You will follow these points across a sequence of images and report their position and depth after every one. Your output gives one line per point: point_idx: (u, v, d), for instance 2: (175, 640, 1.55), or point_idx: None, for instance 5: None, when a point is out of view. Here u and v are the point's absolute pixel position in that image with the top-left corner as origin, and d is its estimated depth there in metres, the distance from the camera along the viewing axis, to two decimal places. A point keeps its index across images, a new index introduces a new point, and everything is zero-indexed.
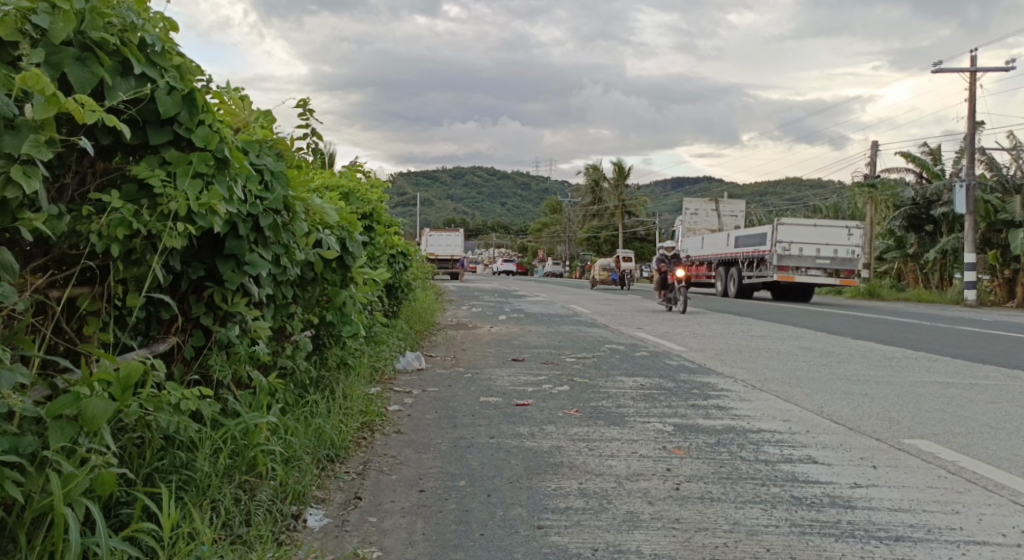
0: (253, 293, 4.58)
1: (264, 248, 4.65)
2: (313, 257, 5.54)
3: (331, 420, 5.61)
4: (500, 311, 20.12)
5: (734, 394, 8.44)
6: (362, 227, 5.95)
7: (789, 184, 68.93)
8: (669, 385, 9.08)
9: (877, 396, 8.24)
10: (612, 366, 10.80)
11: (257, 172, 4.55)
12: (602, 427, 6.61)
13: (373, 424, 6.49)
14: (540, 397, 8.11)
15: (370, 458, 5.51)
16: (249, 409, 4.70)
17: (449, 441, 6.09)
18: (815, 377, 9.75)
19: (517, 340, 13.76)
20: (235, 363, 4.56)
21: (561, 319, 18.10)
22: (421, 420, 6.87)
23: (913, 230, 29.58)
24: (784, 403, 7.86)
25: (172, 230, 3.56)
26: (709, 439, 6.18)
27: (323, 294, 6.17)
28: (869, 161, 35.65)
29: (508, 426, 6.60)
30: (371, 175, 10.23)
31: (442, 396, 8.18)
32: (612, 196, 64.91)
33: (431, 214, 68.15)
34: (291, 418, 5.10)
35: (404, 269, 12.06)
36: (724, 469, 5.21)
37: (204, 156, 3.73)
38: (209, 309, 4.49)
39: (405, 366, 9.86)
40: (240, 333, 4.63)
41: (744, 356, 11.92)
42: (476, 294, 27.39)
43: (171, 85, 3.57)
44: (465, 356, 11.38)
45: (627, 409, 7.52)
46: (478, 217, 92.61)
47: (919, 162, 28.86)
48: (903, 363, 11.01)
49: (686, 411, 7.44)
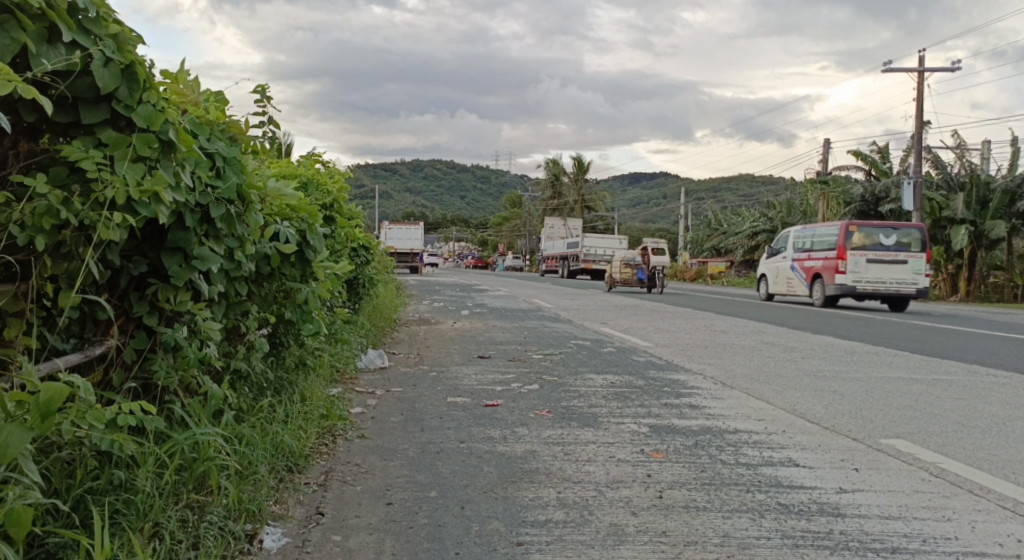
0: (202, 289, 4.25)
1: (215, 241, 4.32)
2: (268, 251, 5.21)
3: (288, 428, 5.28)
4: (461, 305, 19.78)
5: (704, 391, 8.20)
6: (323, 219, 5.62)
7: (743, 180, 69.30)
8: (640, 382, 8.83)
9: (849, 393, 8.06)
10: (579, 363, 10.53)
11: (208, 158, 4.22)
12: (576, 430, 6.32)
13: (334, 428, 6.14)
14: (510, 397, 7.80)
15: (332, 466, 5.18)
16: (198, 418, 4.37)
17: (417, 446, 5.76)
18: (783, 373, 9.57)
19: (481, 336, 13.41)
20: (184, 366, 4.22)
21: (523, 314, 17.81)
22: (385, 423, 6.53)
23: (863, 225, 29.50)
24: (756, 401, 7.64)
25: (109, 222, 3.26)
26: (687, 441, 5.90)
27: (280, 291, 5.83)
28: (823, 157, 35.75)
29: (478, 430, 6.28)
30: (331, 166, 9.85)
31: (407, 396, 7.84)
32: (570, 191, 64.90)
33: (390, 208, 67.48)
34: (246, 427, 4.77)
35: (365, 264, 11.71)
36: (705, 474, 4.93)
37: (146, 138, 3.40)
38: (153, 309, 4.16)
39: (367, 365, 9.51)
40: (188, 335, 4.30)
41: (710, 352, 11.73)
42: (437, 289, 27.01)
43: (107, 57, 3.26)
44: (428, 354, 11.06)
45: (599, 409, 7.25)
46: (436, 211, 91.86)
47: (869, 159, 28.97)
48: (866, 359, 10.88)
49: (659, 411, 7.17)
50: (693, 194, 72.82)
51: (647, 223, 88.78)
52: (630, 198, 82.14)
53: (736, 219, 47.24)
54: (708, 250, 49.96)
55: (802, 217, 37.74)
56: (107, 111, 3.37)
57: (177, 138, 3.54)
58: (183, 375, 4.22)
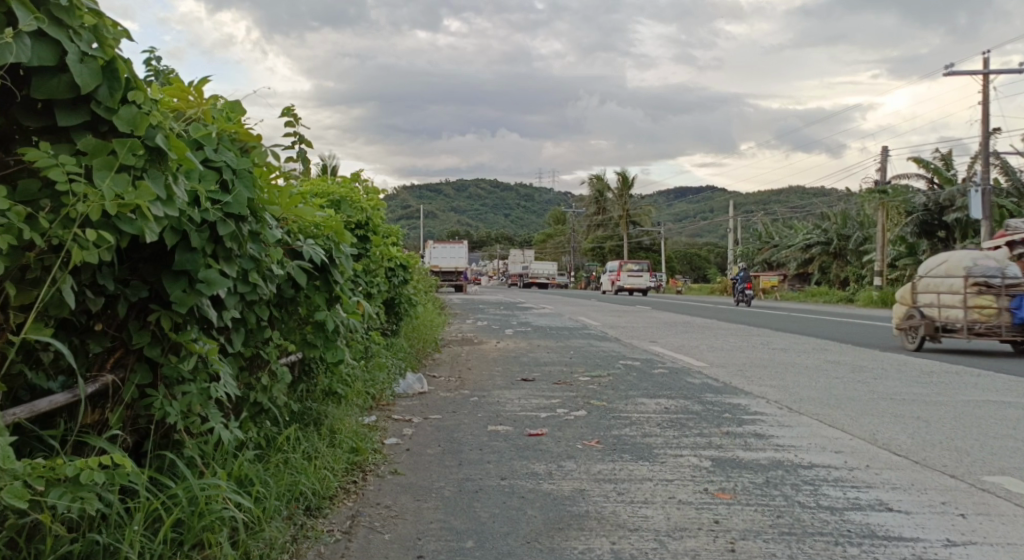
0: (211, 317, 3.76)
1: (227, 263, 3.82)
2: (291, 272, 4.71)
3: (313, 469, 4.75)
4: (506, 324, 19.20)
5: (770, 418, 7.53)
6: (350, 237, 5.13)
7: (794, 194, 68.06)
8: (697, 407, 8.20)
9: (934, 420, 7.32)
10: (630, 385, 9.89)
11: (214, 169, 3.73)
12: (630, 464, 5.73)
13: (364, 464, 5.60)
14: (556, 425, 7.22)
15: (360, 510, 4.64)
16: (204, 462, 3.86)
17: (453, 484, 5.22)
18: (855, 396, 8.85)
19: (526, 357, 12.82)
20: (188, 405, 3.70)
21: (570, 332, 17.21)
22: (420, 457, 5.98)
23: (925, 236, 28.59)
24: (830, 429, 6.97)
25: (82, 240, 2.80)
26: (757, 478, 5.28)
27: (305, 316, 5.34)
28: (880, 166, 34.62)
29: (522, 465, 5.71)
30: (369, 182, 9.38)
31: (446, 425, 7.29)
32: (616, 206, 64.23)
33: (434, 226, 67.17)
34: (260, 469, 4.25)
35: (404, 283, 11.22)
36: (781, 520, 4.36)
37: (131, 144, 2.88)
38: (157, 340, 3.67)
39: (406, 391, 8.97)
40: (195, 368, 3.80)
41: (770, 372, 11.02)
42: (481, 307, 26.42)
43: (83, 53, 2.76)
44: (470, 377, 10.52)
45: (654, 439, 6.64)
46: (481, 229, 91.64)
47: (930, 166, 27.79)
48: (944, 379, 10.08)
49: (721, 441, 6.55)
50: (743, 208, 71.55)
51: (695, 237, 87.47)
52: (676, 212, 81.01)
53: (787, 232, 46.01)
54: (758, 264, 48.93)
55: (857, 229, 36.56)
56: (83, 113, 2.87)
57: (168, 145, 3.04)
58: (190, 414, 3.70)
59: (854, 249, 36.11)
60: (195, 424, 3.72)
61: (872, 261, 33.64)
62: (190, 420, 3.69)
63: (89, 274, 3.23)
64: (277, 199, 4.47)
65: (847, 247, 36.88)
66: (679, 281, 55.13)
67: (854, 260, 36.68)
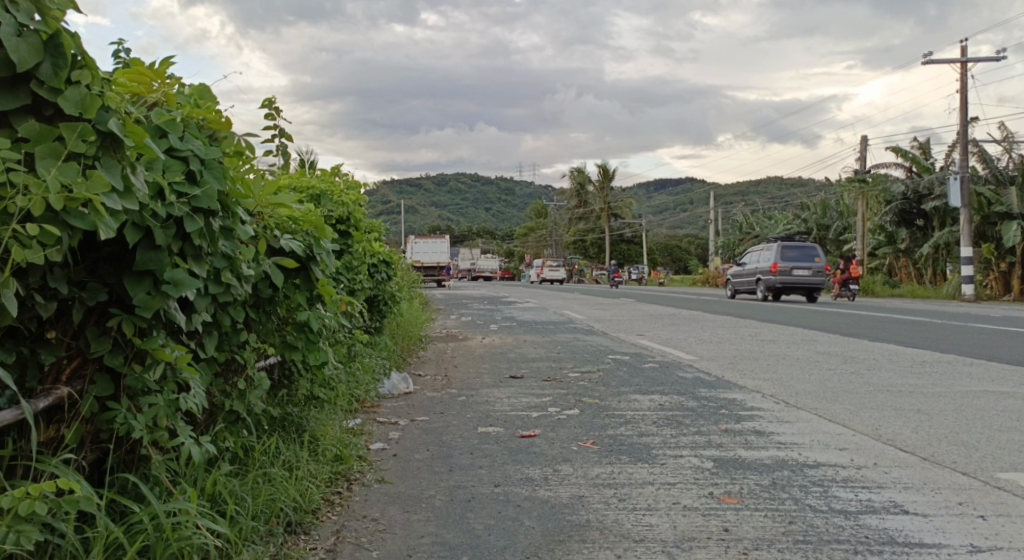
0: (178, 322, 3.46)
1: (196, 263, 3.51)
2: (267, 270, 4.40)
3: (294, 482, 4.46)
4: (490, 319, 18.90)
5: (768, 414, 7.29)
6: (330, 232, 4.81)
7: (771, 184, 68.18)
8: (692, 403, 7.95)
9: (937, 414, 7.10)
10: (622, 381, 9.63)
11: (180, 158, 3.40)
12: (628, 466, 5.47)
13: (349, 473, 5.30)
14: (548, 426, 6.94)
15: (346, 524, 4.35)
16: (172, 479, 3.56)
17: (444, 493, 4.93)
18: (850, 390, 8.62)
19: (512, 353, 12.53)
20: (154, 421, 3.39)
21: (555, 327, 16.94)
22: (408, 463, 5.69)
23: (905, 224, 28.55)
24: (830, 425, 6.73)
25: (24, 238, 2.51)
26: (763, 480, 5.02)
27: (283, 316, 5.02)
28: (861, 155, 34.50)
29: (515, 469, 5.44)
30: (349, 178, 9.05)
31: (434, 427, 7.00)
32: (597, 199, 63.98)
33: (415, 221, 66.65)
34: (236, 485, 3.96)
35: (387, 279, 10.90)
36: (794, 527, 4.11)
37: (81, 129, 2.59)
38: (119, 347, 3.35)
39: (391, 391, 8.67)
40: (161, 379, 3.50)
41: (761, 365, 10.79)
42: (465, 303, 26.07)
43: (23, 25, 2.50)
44: (456, 375, 10.23)
45: (651, 439, 6.38)
46: (462, 224, 91.22)
47: (910, 154, 27.67)
48: (938, 369, 9.89)
49: (720, 440, 6.29)
50: (722, 198, 71.51)
51: (676, 228, 87.50)
52: (656, 204, 81.02)
53: (768, 222, 45.93)
54: (739, 255, 48.86)
55: (838, 218, 36.52)
56: (25, 95, 2.60)
57: (125, 131, 2.75)
58: (156, 429, 3.39)
59: (834, 239, 36.04)
60: (163, 438, 3.41)
61: (853, 250, 33.54)
62: (157, 434, 3.38)
63: (38, 277, 2.92)
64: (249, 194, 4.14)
65: (828, 236, 36.80)
66: (661, 272, 54.98)
67: (835, 249, 36.58)
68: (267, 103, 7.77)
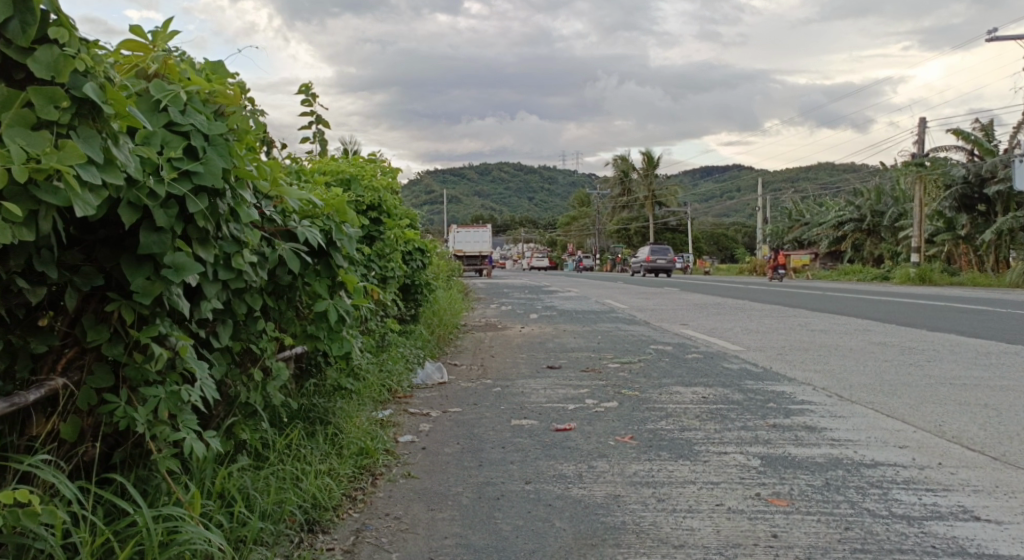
0: (183, 310, 3.19)
1: (202, 247, 3.23)
2: (283, 255, 4.13)
3: (312, 478, 4.19)
4: (531, 308, 18.55)
5: (819, 408, 6.91)
6: (353, 215, 4.49)
7: (821, 171, 66.92)
8: (739, 396, 7.59)
9: (1006, 409, 6.68)
10: (664, 372, 9.29)
11: (182, 131, 3.09)
12: (668, 463, 5.15)
13: (375, 467, 5.01)
14: (585, 419, 6.63)
15: (366, 522, 4.09)
16: (176, 478, 3.33)
17: (472, 489, 4.65)
18: (911, 382, 8.21)
19: (551, 343, 12.22)
20: (154, 419, 3.11)
21: (597, 316, 16.56)
22: (437, 457, 5.40)
23: (964, 210, 27.68)
24: (889, 420, 6.35)
25: None
26: (815, 480, 4.70)
27: (304, 304, 4.73)
28: (917, 138, 33.49)
29: (548, 465, 5.15)
30: (384, 162, 8.78)
31: (466, 420, 6.71)
32: (641, 187, 63.29)
33: (458, 209, 66.43)
34: (245, 483, 3.71)
35: (422, 266, 10.63)
36: (851, 533, 3.85)
37: (52, 92, 2.45)
38: (118, 336, 3.09)
39: (424, 381, 8.40)
40: (164, 370, 3.24)
41: (813, 356, 10.37)
42: (506, 292, 25.74)
43: None
44: (493, 364, 9.96)
45: (694, 433, 6.05)
46: (505, 212, 90.85)
47: (971, 138, 26.73)
48: (1005, 360, 9.40)
49: (768, 436, 5.93)
50: (771, 185, 70.28)
51: (722, 216, 86.33)
52: (703, 192, 80.06)
53: (819, 209, 44.97)
54: (789, 242, 47.92)
55: (891, 205, 35.52)
56: None
57: (104, 97, 2.58)
58: (158, 424, 3.12)
59: (888, 226, 35.11)
60: (165, 433, 3.13)
61: (908, 237, 32.60)
62: (159, 430, 3.11)
63: (23, 259, 2.69)
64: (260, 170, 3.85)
65: (881, 223, 35.86)
66: (707, 260, 54.20)
67: (889, 236, 35.65)
68: (300, 87, 7.54)
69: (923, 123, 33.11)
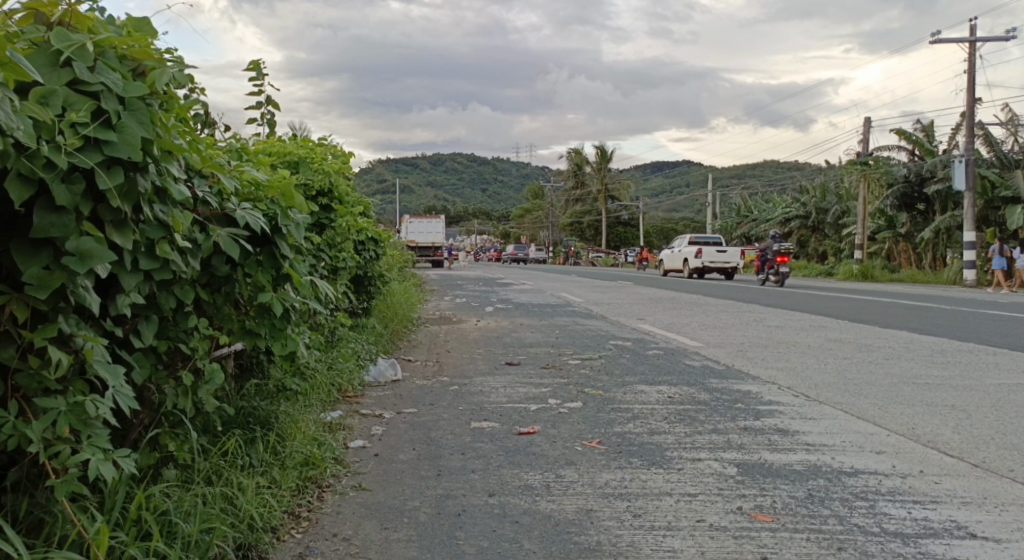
0: (92, 307, 2.85)
1: (117, 230, 2.96)
2: (217, 243, 3.70)
3: (249, 495, 3.81)
4: (485, 301, 18.13)
5: (788, 410, 6.62)
6: (300, 199, 4.05)
7: (768, 167, 67.47)
8: (704, 396, 7.29)
9: (975, 411, 6.45)
10: (625, 370, 8.96)
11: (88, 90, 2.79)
12: (641, 472, 4.81)
13: (321, 478, 4.58)
14: (547, 421, 6.27)
15: (310, 546, 3.70)
16: (76, 503, 2.93)
17: (430, 504, 4.26)
18: (872, 381, 7.98)
19: (508, 337, 11.86)
20: (52, 436, 2.71)
21: (552, 310, 16.22)
22: (391, 465, 4.99)
23: (905, 209, 27.89)
24: (860, 423, 6.08)
25: None
26: (797, 492, 4.37)
27: (244, 297, 4.28)
28: (864, 136, 33.71)
29: (512, 474, 4.77)
30: (334, 145, 8.31)
31: (422, 422, 6.30)
32: (594, 180, 63.21)
33: (410, 200, 65.70)
34: (164, 507, 3.33)
35: (376, 257, 10.16)
36: (843, 555, 3.55)
37: None
38: (9, 339, 2.73)
39: (377, 378, 7.97)
40: (67, 379, 2.86)
41: (773, 353, 10.15)
42: (460, 284, 25.22)
43: None
44: (449, 360, 9.55)
45: (662, 437, 5.73)
46: (457, 204, 89.99)
47: (913, 137, 26.83)
48: (961, 359, 9.24)
49: (741, 440, 5.62)
50: (720, 181, 70.63)
51: (672, 211, 86.87)
52: (654, 187, 80.45)
53: (767, 206, 45.29)
54: (737, 238, 48.16)
55: (837, 202, 35.81)
56: None
57: None
58: (54, 441, 2.72)
59: (834, 223, 35.40)
60: (64, 454, 2.72)
61: (853, 234, 32.86)
62: (55, 449, 2.70)
63: None
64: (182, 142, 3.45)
65: (826, 220, 36.17)
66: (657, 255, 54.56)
67: (834, 233, 36.01)
68: (249, 64, 7.05)
69: (870, 120, 33.32)
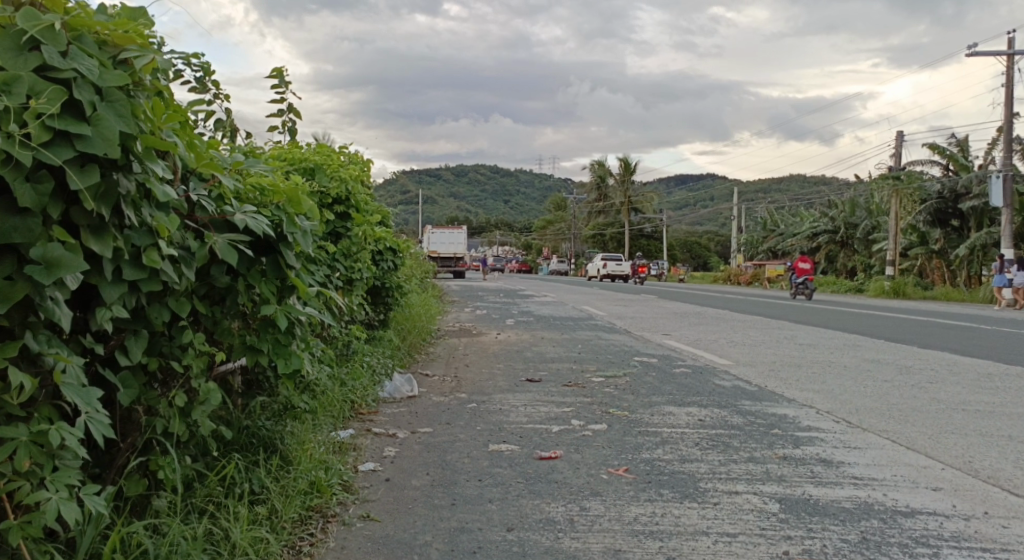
0: (64, 325, 2.54)
1: (95, 238, 2.65)
2: (213, 250, 3.34)
3: (244, 529, 3.45)
4: (507, 314, 17.75)
5: (830, 437, 6.19)
6: (307, 204, 3.68)
7: (794, 181, 66.80)
8: (737, 420, 6.87)
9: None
10: (652, 389, 8.54)
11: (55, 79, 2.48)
12: (674, 506, 4.41)
13: (326, 506, 4.20)
14: (571, 445, 5.88)
15: None
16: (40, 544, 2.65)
17: (443, 539, 3.88)
18: (917, 407, 7.51)
19: (528, 352, 11.48)
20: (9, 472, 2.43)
21: (574, 324, 15.82)
22: (403, 492, 4.60)
23: (937, 224, 27.26)
24: (910, 455, 5.63)
25: None
26: (850, 535, 3.94)
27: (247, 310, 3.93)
28: (895, 151, 33.07)
29: (532, 505, 4.40)
30: (353, 152, 7.98)
31: (438, 443, 5.92)
32: (618, 192, 62.69)
33: (432, 210, 65.58)
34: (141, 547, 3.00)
35: (394, 268, 9.82)
36: None
37: None
38: None
39: (392, 394, 7.58)
40: (32, 405, 2.57)
41: (807, 373, 9.69)
42: (481, 295, 24.87)
43: None
44: (467, 376, 9.16)
45: (696, 466, 5.32)
46: (480, 214, 89.73)
47: (946, 152, 26.24)
48: (1009, 384, 8.75)
49: (781, 470, 5.20)
50: (746, 195, 69.99)
51: (696, 225, 86.18)
52: (677, 200, 79.96)
53: (793, 219, 44.66)
54: (762, 251, 47.54)
55: (865, 217, 35.15)
56: None
57: None
58: (13, 477, 2.43)
59: (863, 238, 34.72)
60: (23, 491, 2.44)
61: (882, 250, 32.19)
62: (12, 487, 2.42)
63: None
64: (174, 138, 3.11)
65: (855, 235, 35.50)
66: (681, 269, 54.03)
67: (863, 249, 35.32)
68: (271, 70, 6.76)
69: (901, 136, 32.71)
